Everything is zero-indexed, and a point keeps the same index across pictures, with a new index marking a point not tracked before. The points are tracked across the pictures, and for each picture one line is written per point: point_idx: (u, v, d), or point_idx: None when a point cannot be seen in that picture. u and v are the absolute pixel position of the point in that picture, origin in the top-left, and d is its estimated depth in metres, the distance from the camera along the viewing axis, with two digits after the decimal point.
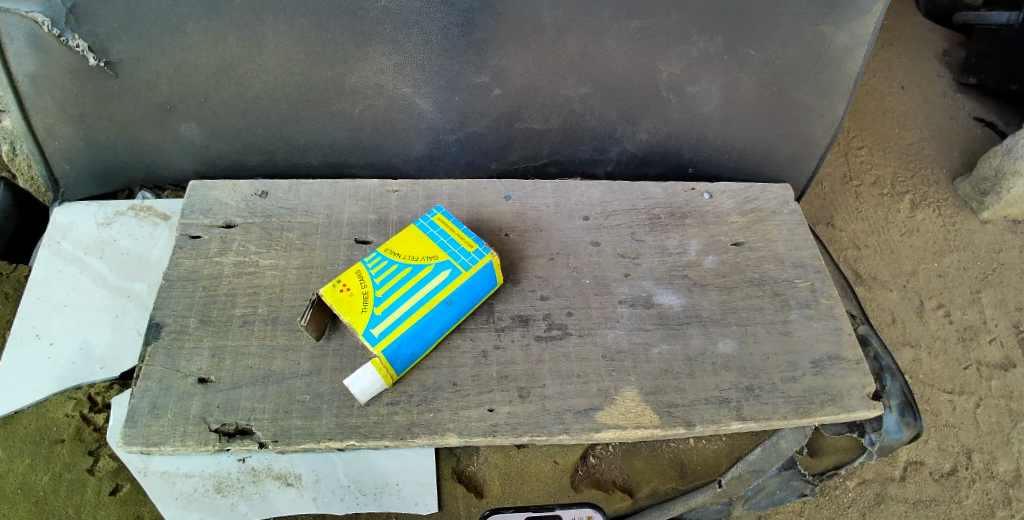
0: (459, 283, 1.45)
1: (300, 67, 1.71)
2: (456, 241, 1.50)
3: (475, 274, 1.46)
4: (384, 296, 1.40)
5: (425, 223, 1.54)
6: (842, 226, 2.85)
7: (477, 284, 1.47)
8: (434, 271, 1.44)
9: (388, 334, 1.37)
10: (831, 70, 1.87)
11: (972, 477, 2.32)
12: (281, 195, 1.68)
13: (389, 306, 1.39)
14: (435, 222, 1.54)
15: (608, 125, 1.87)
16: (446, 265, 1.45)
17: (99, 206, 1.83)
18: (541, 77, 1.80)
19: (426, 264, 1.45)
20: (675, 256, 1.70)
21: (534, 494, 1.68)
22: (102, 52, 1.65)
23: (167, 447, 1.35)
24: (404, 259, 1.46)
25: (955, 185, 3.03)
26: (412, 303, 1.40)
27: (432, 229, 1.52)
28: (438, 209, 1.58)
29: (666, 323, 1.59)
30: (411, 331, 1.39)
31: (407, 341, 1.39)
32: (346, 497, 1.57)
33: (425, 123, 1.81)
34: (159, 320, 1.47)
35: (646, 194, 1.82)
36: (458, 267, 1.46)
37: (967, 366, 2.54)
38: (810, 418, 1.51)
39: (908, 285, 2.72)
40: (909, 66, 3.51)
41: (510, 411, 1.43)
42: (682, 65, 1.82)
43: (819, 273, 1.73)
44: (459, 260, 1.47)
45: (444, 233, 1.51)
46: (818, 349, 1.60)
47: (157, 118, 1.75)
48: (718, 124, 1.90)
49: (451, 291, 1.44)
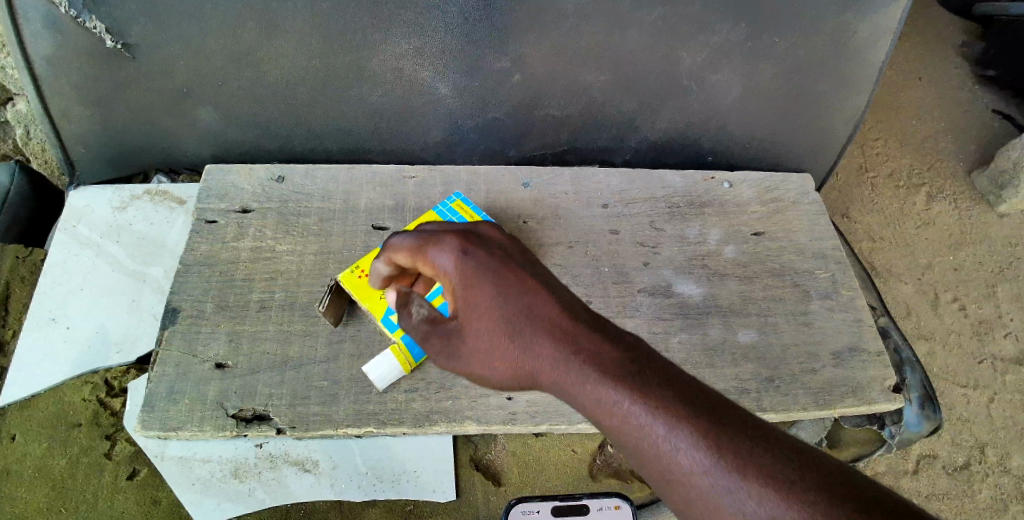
0: None
1: (320, 51, 1.69)
2: None
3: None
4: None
5: (443, 210, 1.54)
6: (857, 217, 2.82)
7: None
8: None
9: None
10: (855, 61, 1.84)
11: (986, 471, 2.30)
12: (298, 180, 1.67)
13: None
14: (453, 208, 1.54)
15: (627, 113, 1.85)
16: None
17: (115, 189, 1.81)
18: (562, 63, 1.77)
19: None
20: (695, 245, 1.68)
21: (552, 481, 1.69)
22: (119, 34, 1.63)
23: (185, 431, 1.34)
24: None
25: (972, 177, 2.98)
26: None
27: (450, 215, 1.52)
28: (458, 195, 1.57)
29: (685, 312, 1.57)
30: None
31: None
32: (363, 484, 1.57)
33: (443, 108, 1.79)
34: (176, 304, 1.46)
35: (665, 182, 1.79)
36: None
37: (982, 360, 2.51)
38: (830, 409, 1.50)
39: (923, 278, 2.69)
40: (927, 56, 3.45)
41: (529, 399, 1.42)
42: (704, 53, 1.79)
43: (840, 264, 1.70)
44: None
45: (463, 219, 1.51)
46: (838, 341, 1.58)
47: (175, 101, 1.73)
48: (739, 113, 1.87)
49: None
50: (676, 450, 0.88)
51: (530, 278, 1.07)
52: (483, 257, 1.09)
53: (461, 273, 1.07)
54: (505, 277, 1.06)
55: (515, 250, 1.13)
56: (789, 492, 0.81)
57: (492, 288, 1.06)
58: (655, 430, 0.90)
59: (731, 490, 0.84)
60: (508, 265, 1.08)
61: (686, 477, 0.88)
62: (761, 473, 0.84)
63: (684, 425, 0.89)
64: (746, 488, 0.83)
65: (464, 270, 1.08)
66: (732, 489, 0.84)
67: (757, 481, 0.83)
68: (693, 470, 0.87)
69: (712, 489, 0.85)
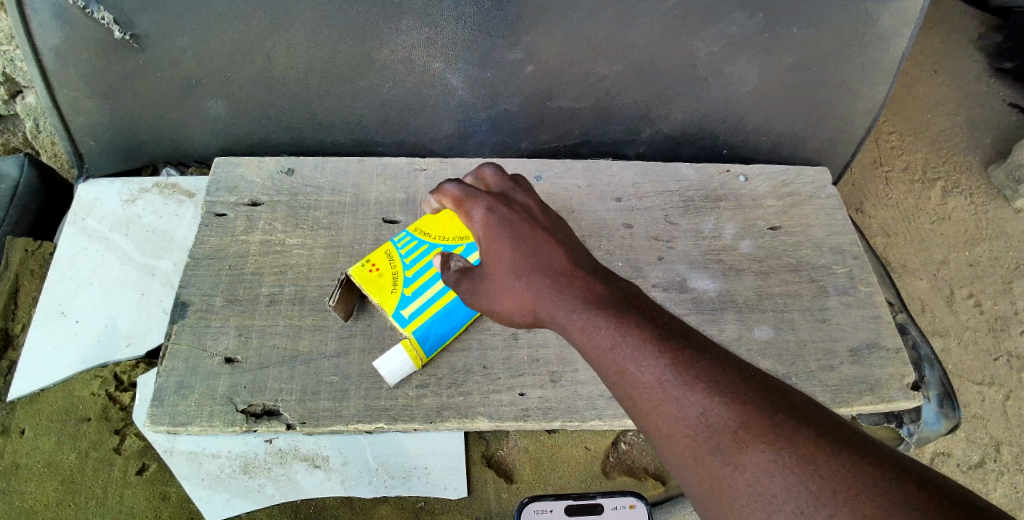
0: None
1: (330, 42, 1.68)
2: None
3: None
4: (414, 277, 1.39)
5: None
6: (871, 212, 2.78)
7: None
8: (465, 252, 1.42)
9: (418, 315, 1.36)
10: (875, 51, 1.80)
11: (1001, 469, 2.27)
12: (308, 173, 1.65)
13: (419, 287, 1.38)
14: None
15: (641, 105, 1.82)
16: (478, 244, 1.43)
17: (124, 183, 1.80)
18: (575, 54, 1.74)
19: (457, 245, 1.43)
20: (710, 240, 1.66)
21: (565, 479, 1.67)
22: (128, 25, 1.62)
23: (194, 426, 1.33)
24: (434, 239, 1.44)
25: (989, 171, 2.91)
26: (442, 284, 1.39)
27: None
28: None
29: (699, 307, 1.55)
30: (443, 311, 1.38)
31: (439, 323, 1.38)
32: (374, 480, 1.56)
33: (455, 100, 1.77)
34: (185, 298, 1.45)
35: (679, 175, 1.77)
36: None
37: (998, 357, 2.47)
38: (847, 407, 1.47)
39: (938, 273, 2.65)
40: (944, 46, 3.36)
41: (542, 395, 1.40)
42: (720, 43, 1.77)
43: (857, 259, 1.67)
44: None
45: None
46: (856, 338, 1.55)
47: (184, 93, 1.72)
48: (756, 105, 1.84)
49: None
50: (644, 370, 0.90)
51: (546, 234, 1.13)
52: (512, 212, 1.16)
53: (488, 223, 1.15)
54: (526, 234, 1.12)
55: (542, 215, 1.18)
56: (747, 416, 0.83)
57: (507, 236, 1.13)
58: (629, 352, 0.92)
59: (692, 411, 0.85)
60: (530, 224, 1.15)
61: (650, 396, 0.89)
62: (729, 400, 0.84)
63: (657, 349, 0.91)
64: (708, 409, 0.84)
65: (489, 227, 1.14)
66: (693, 409, 0.85)
67: (720, 404, 0.84)
68: (658, 386, 0.88)
69: (675, 408, 0.87)
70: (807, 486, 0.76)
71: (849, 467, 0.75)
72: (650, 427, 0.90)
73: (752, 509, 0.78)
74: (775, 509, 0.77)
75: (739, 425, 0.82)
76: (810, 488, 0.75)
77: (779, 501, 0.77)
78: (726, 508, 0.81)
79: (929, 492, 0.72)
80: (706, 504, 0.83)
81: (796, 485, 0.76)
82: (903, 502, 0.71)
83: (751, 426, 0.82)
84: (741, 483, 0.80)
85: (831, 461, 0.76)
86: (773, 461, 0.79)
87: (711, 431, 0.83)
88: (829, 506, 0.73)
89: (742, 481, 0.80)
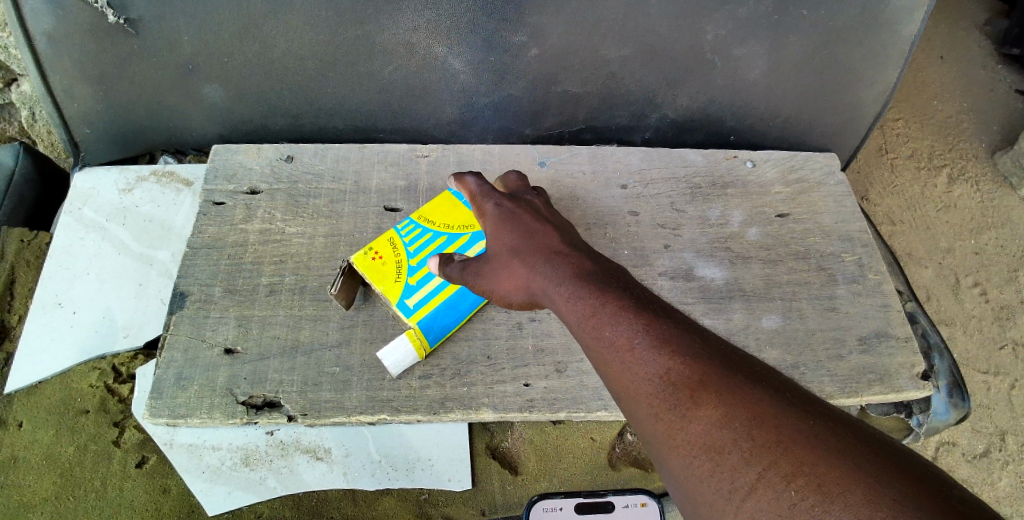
0: None
1: (329, 25, 1.64)
2: None
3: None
4: (419, 266, 1.38)
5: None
6: (877, 200, 2.74)
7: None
8: (470, 241, 1.40)
9: (423, 305, 1.35)
10: (887, 33, 1.76)
11: (1006, 459, 2.26)
12: (307, 160, 1.62)
13: (424, 277, 1.37)
14: None
15: (647, 90, 1.78)
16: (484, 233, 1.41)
17: (121, 171, 1.77)
18: (580, 36, 1.71)
19: (462, 234, 1.42)
20: (717, 227, 1.63)
21: (570, 471, 1.66)
22: (122, 9, 1.58)
23: (193, 419, 1.31)
24: (439, 227, 1.43)
25: (995, 158, 2.88)
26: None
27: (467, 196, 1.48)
28: None
29: (707, 296, 1.52)
30: (447, 302, 1.36)
31: (443, 313, 1.36)
32: (377, 472, 1.55)
33: (457, 84, 1.73)
34: (183, 289, 1.42)
35: (686, 161, 1.73)
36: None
37: (1003, 346, 2.45)
38: (856, 397, 1.44)
39: (944, 262, 2.62)
40: (951, 32, 3.30)
41: (547, 386, 1.38)
42: (729, 26, 1.72)
43: (867, 247, 1.64)
44: None
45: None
46: (865, 326, 1.53)
47: (181, 79, 1.68)
48: (764, 90, 1.81)
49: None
50: (617, 332, 0.95)
51: (546, 222, 1.22)
52: (519, 208, 1.26)
53: (496, 214, 1.24)
54: (529, 221, 1.22)
55: (546, 211, 1.28)
56: (705, 374, 0.86)
57: (510, 225, 1.21)
58: (606, 317, 0.97)
59: (655, 369, 0.89)
60: (533, 214, 1.24)
61: (619, 355, 0.93)
62: (691, 359, 0.88)
63: (633, 315, 0.95)
64: (670, 367, 0.88)
65: (498, 215, 1.24)
66: (657, 367, 0.89)
67: (682, 363, 0.87)
68: (628, 346, 0.93)
69: (641, 367, 0.91)
70: (753, 438, 0.78)
71: (795, 423, 0.78)
72: (618, 385, 0.94)
73: (701, 460, 0.81)
74: (723, 460, 0.79)
75: (697, 383, 0.85)
76: (755, 440, 0.78)
77: (725, 452, 0.79)
78: (678, 460, 0.83)
79: (866, 450, 0.75)
80: (663, 457, 0.86)
81: (743, 437, 0.79)
82: (840, 457, 0.74)
83: (708, 383, 0.84)
84: (693, 435, 0.83)
85: (779, 417, 0.79)
86: (723, 415, 0.81)
87: (670, 387, 0.87)
88: (773, 458, 0.76)
89: (694, 433, 0.83)
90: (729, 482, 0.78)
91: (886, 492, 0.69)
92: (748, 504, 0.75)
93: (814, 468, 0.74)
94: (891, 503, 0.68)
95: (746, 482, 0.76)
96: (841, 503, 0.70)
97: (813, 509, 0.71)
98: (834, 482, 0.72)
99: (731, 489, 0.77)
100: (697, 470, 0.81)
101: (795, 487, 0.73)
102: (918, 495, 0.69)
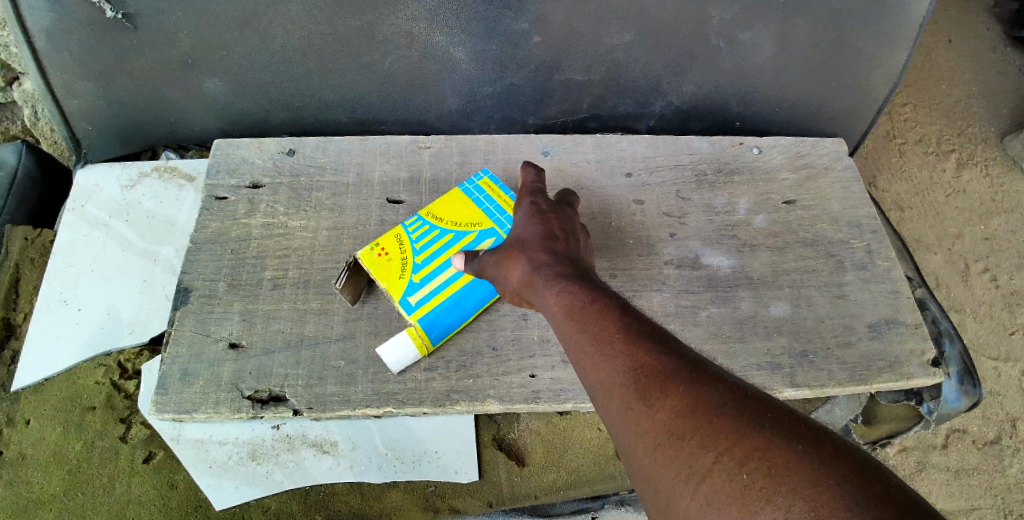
0: None
1: (329, 15, 1.62)
2: (501, 208, 1.46)
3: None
4: (424, 263, 1.39)
5: (470, 188, 1.50)
6: (885, 186, 2.71)
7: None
8: (477, 239, 1.41)
9: (425, 303, 1.36)
10: (895, 15, 1.73)
11: (1017, 445, 2.24)
12: (310, 152, 1.60)
13: (428, 274, 1.38)
14: (480, 186, 1.50)
15: (652, 77, 1.77)
16: (490, 232, 1.43)
17: (123, 167, 1.78)
18: (584, 22, 1.68)
19: (469, 232, 1.43)
20: (723, 215, 1.61)
21: (577, 462, 1.66)
22: (119, 3, 1.56)
23: (200, 414, 1.31)
24: (447, 225, 1.44)
25: (1004, 143, 2.84)
26: (451, 273, 1.39)
27: (476, 194, 1.49)
28: (485, 172, 1.54)
29: (714, 285, 1.51)
30: (450, 301, 1.37)
31: (446, 311, 1.37)
32: (384, 466, 1.56)
33: (458, 74, 1.72)
34: (188, 284, 1.42)
35: (692, 148, 1.71)
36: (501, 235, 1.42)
37: (1014, 331, 2.42)
38: (867, 384, 1.43)
39: (953, 248, 2.58)
40: (960, 15, 3.24)
41: (554, 377, 1.37)
42: (735, 9, 1.69)
43: (876, 234, 1.62)
44: (502, 227, 1.43)
45: (490, 199, 1.48)
46: (875, 313, 1.51)
47: (179, 72, 1.67)
48: (770, 74, 1.78)
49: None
50: (601, 327, 0.97)
51: (568, 230, 1.25)
52: (553, 208, 1.30)
53: (529, 211, 1.29)
54: (547, 221, 1.25)
55: (574, 220, 1.30)
56: (674, 368, 0.88)
57: (536, 223, 1.25)
58: (593, 314, 1.00)
59: (628, 362, 0.91)
60: (561, 219, 1.27)
61: (599, 347, 0.95)
62: (662, 355, 0.90)
63: (618, 315, 0.98)
64: (644, 362, 0.90)
65: (531, 210, 1.29)
66: (631, 362, 0.91)
67: (654, 358, 0.90)
68: (608, 340, 0.95)
69: (615, 362, 0.92)
70: (712, 425, 0.80)
71: (751, 412, 0.80)
72: (592, 377, 0.95)
73: (664, 446, 0.82)
74: (682, 446, 0.81)
75: (666, 375, 0.87)
76: (713, 427, 0.80)
77: (686, 438, 0.81)
78: (643, 448, 0.84)
79: (818, 440, 0.77)
80: (630, 448, 0.86)
81: (703, 425, 0.81)
82: (791, 443, 0.76)
83: (676, 376, 0.87)
84: (658, 422, 0.84)
85: (738, 408, 0.81)
86: (689, 405, 0.83)
87: (641, 379, 0.88)
88: (728, 443, 0.78)
89: (661, 421, 0.84)
90: (687, 467, 0.79)
91: (831, 478, 0.71)
92: (703, 487, 0.77)
93: (767, 452, 0.75)
94: (833, 487, 0.71)
95: (703, 466, 0.78)
96: (788, 484, 0.72)
97: (761, 490, 0.73)
98: (784, 465, 0.74)
99: (688, 473, 0.79)
100: (659, 456, 0.82)
101: (746, 470, 0.75)
102: (863, 482, 0.71)
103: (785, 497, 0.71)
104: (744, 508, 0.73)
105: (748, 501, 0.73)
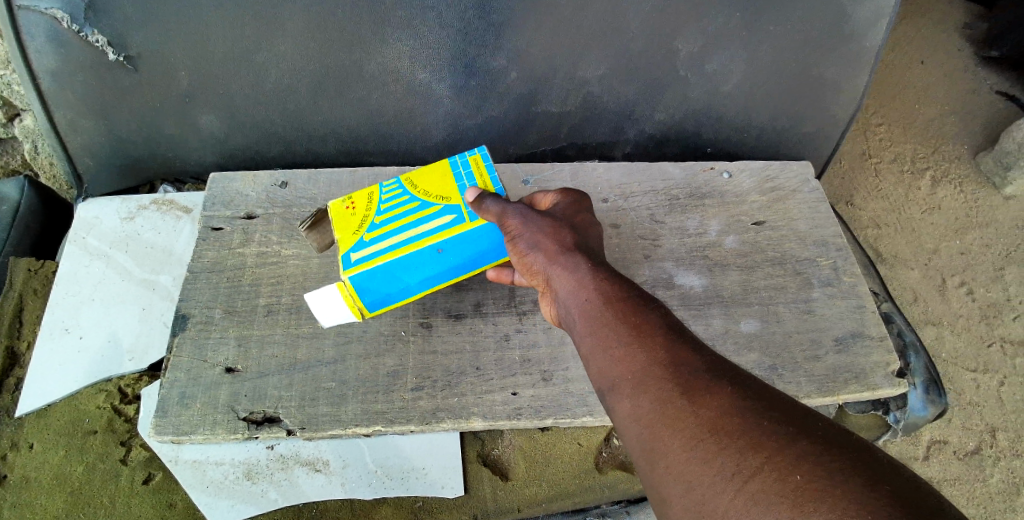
0: (457, 232, 1.28)
1: (318, 54, 1.72)
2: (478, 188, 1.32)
3: (479, 227, 1.28)
4: (381, 224, 1.30)
5: (456, 162, 1.37)
6: (862, 204, 2.81)
7: (479, 239, 1.28)
8: (438, 213, 1.30)
9: (365, 262, 1.27)
10: (854, 44, 1.85)
11: (996, 455, 2.31)
12: (302, 185, 1.69)
13: (379, 235, 1.29)
14: (468, 162, 1.36)
15: (626, 106, 1.86)
16: (454, 209, 1.30)
17: (122, 200, 1.86)
18: (558, 57, 1.79)
19: (435, 204, 1.31)
20: (696, 237, 1.70)
21: (559, 475, 1.72)
22: (121, 46, 1.67)
23: (198, 435, 1.37)
24: (418, 194, 1.34)
25: (977, 160, 2.93)
26: (399, 239, 1.28)
27: (461, 168, 1.35)
28: (480, 148, 1.39)
29: (687, 303, 1.59)
30: (388, 268, 1.27)
31: (384, 278, 1.28)
32: (374, 482, 1.61)
33: (442, 107, 1.81)
34: (186, 311, 1.49)
35: (665, 174, 1.81)
36: (463, 213, 1.29)
37: (991, 343, 2.51)
38: (833, 396, 1.50)
39: (929, 263, 2.68)
40: (933, 38, 3.36)
41: (534, 394, 1.44)
42: (700, 42, 1.81)
43: (842, 251, 1.71)
44: (467, 207, 1.30)
45: (472, 177, 1.34)
46: (841, 327, 1.59)
47: (177, 110, 1.76)
48: (737, 102, 1.89)
49: (444, 238, 1.28)
50: (641, 318, 1.05)
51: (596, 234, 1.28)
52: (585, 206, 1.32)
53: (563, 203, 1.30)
54: (581, 215, 1.28)
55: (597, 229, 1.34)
56: (718, 373, 0.96)
57: (570, 215, 1.27)
58: (631, 306, 1.08)
59: (669, 357, 0.99)
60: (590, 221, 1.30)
61: (636, 338, 1.03)
62: (706, 359, 0.99)
63: (658, 313, 1.07)
64: (684, 361, 0.98)
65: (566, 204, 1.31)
66: (669, 356, 0.99)
67: (698, 358, 0.98)
68: (647, 332, 1.03)
69: (655, 354, 1.00)
70: (761, 429, 0.87)
71: (797, 420, 0.88)
72: (620, 367, 1.02)
73: (707, 443, 0.88)
74: (726, 444, 0.87)
75: (709, 377, 0.95)
76: (763, 430, 0.87)
77: (733, 437, 0.87)
78: (682, 443, 0.91)
79: (858, 448, 0.85)
80: (664, 444, 0.92)
81: (752, 429, 0.87)
82: (839, 450, 0.83)
83: (721, 380, 0.95)
84: (702, 419, 0.91)
85: (783, 416, 0.89)
86: (735, 407, 0.90)
87: (685, 376, 0.96)
88: (780, 447, 0.84)
89: (704, 418, 0.91)
90: (733, 465, 0.85)
91: (885, 486, 0.78)
92: (750, 486, 0.83)
93: (819, 457, 0.82)
94: (886, 494, 0.77)
95: (750, 466, 0.84)
96: (842, 487, 0.78)
97: (815, 493, 0.78)
98: (836, 470, 0.80)
99: (734, 471, 0.85)
100: (702, 451, 0.88)
101: (798, 471, 0.81)
102: (907, 491, 0.79)
103: (839, 499, 0.77)
104: (796, 507, 0.78)
105: (801, 501, 0.78)
